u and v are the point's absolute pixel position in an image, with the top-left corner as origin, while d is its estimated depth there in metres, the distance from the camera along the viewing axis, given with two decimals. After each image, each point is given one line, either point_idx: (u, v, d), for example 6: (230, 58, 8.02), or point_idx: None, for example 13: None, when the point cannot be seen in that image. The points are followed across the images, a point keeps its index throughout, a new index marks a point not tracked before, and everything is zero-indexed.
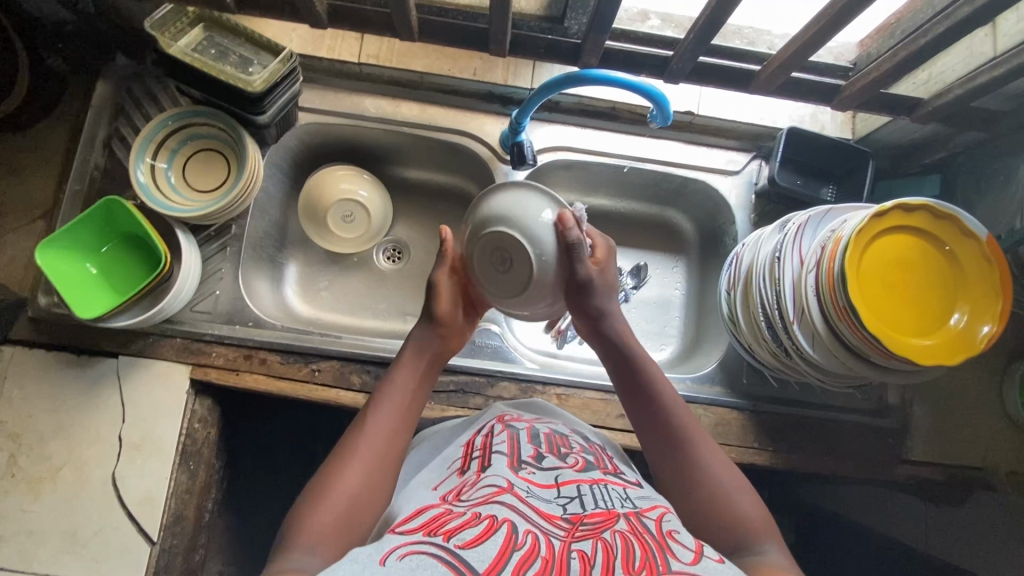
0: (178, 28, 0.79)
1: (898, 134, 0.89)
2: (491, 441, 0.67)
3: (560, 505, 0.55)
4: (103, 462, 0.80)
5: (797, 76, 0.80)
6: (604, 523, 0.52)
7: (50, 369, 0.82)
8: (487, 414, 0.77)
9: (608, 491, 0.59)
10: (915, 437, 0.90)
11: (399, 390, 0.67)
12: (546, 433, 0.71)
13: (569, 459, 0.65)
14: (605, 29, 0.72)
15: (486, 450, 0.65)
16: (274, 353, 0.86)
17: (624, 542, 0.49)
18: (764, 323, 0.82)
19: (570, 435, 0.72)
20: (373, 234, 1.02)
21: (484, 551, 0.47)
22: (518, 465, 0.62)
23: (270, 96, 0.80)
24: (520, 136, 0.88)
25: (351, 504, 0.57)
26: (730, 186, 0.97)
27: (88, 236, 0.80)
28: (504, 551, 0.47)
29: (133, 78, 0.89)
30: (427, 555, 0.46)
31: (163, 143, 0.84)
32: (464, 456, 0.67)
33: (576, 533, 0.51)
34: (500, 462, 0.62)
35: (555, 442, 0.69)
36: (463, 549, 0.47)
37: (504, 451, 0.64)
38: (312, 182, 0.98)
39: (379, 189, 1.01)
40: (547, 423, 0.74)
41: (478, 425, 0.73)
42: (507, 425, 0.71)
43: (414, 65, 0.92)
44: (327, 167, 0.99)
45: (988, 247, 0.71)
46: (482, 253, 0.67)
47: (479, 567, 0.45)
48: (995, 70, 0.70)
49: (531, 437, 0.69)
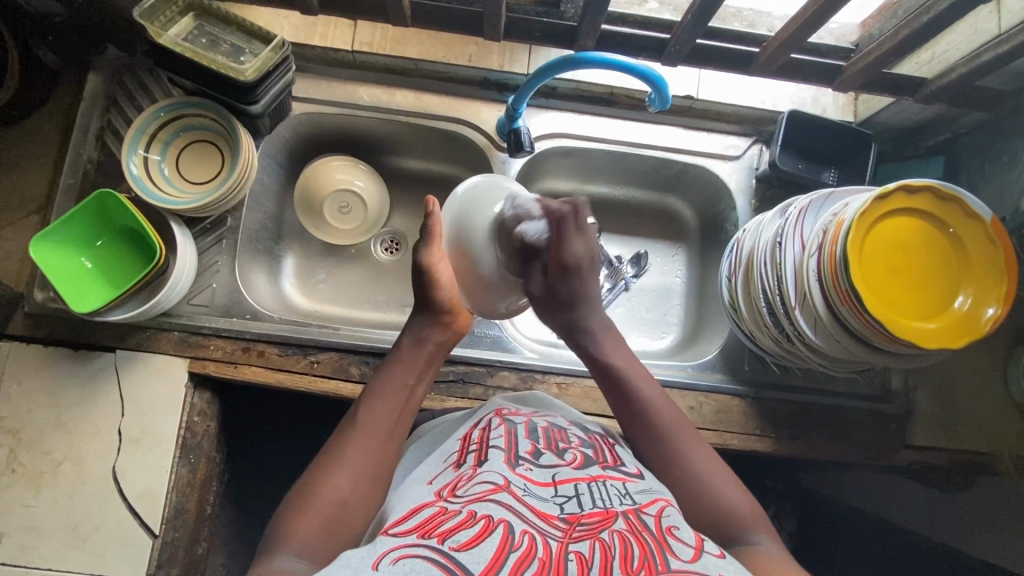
0: (168, 17, 0.78)
1: (900, 116, 0.88)
2: (488, 435, 0.67)
3: (558, 504, 0.55)
4: (104, 457, 0.80)
5: (798, 57, 0.79)
6: (602, 522, 0.52)
7: (49, 364, 0.82)
8: (486, 408, 0.76)
9: (606, 487, 0.58)
10: (919, 422, 0.89)
11: (390, 394, 0.66)
12: (544, 427, 0.70)
13: (567, 456, 0.64)
14: (601, 12, 0.71)
15: (483, 445, 0.65)
16: (272, 346, 0.85)
17: (622, 541, 0.49)
18: (765, 308, 0.81)
19: (569, 428, 0.72)
20: (361, 233, 1.02)
21: (481, 553, 0.46)
22: (515, 461, 0.61)
23: (264, 85, 0.78)
24: (517, 123, 0.87)
25: (343, 511, 0.56)
26: (729, 172, 0.95)
27: (83, 230, 0.79)
28: (500, 553, 0.47)
29: (125, 69, 0.89)
30: (421, 559, 0.45)
31: (156, 135, 0.83)
32: (461, 450, 0.67)
33: (573, 533, 0.50)
34: (497, 457, 0.62)
35: (553, 436, 0.68)
36: (458, 552, 0.46)
37: (501, 447, 0.64)
38: (318, 164, 0.98)
39: (378, 194, 1.02)
40: (546, 416, 0.74)
41: (476, 419, 0.73)
42: (505, 419, 0.71)
43: (409, 52, 0.91)
44: (337, 155, 0.98)
45: (993, 228, 0.70)
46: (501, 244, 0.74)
47: (475, 569, 0.45)
48: (999, 48, 0.68)
49: (529, 432, 0.68)
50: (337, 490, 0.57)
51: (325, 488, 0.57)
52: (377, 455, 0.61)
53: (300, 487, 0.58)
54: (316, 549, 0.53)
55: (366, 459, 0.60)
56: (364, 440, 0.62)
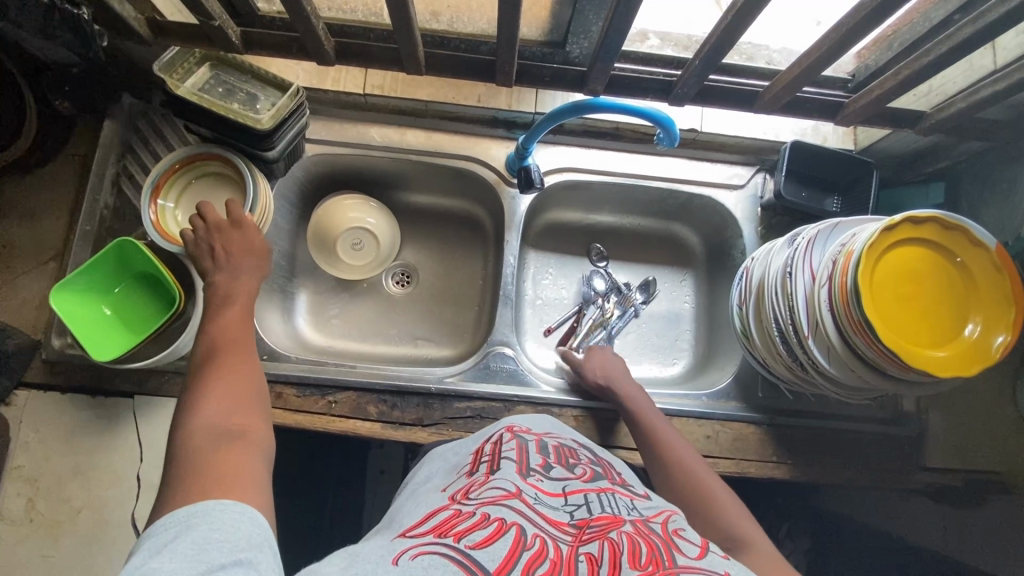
0: (186, 68, 0.78)
1: (898, 145, 0.91)
2: (500, 448, 0.68)
3: (567, 513, 0.55)
4: (123, 503, 0.80)
5: (802, 94, 0.81)
6: (610, 525, 0.53)
7: (67, 412, 0.82)
8: (497, 426, 0.77)
9: (615, 499, 0.60)
10: (931, 444, 0.91)
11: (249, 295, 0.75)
12: (555, 444, 0.72)
13: (577, 470, 0.66)
14: (611, 59, 0.73)
15: (496, 457, 0.66)
16: (290, 387, 0.85)
17: (630, 541, 0.50)
18: (778, 338, 0.82)
19: (578, 448, 0.73)
20: (366, 271, 1.02)
21: (495, 551, 0.47)
22: (526, 472, 0.62)
23: (279, 131, 0.81)
24: (527, 161, 0.89)
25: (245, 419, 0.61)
26: (735, 201, 0.98)
27: (102, 278, 0.80)
28: (514, 551, 0.47)
29: (141, 115, 0.91)
30: (438, 556, 0.46)
31: (169, 183, 0.83)
32: (473, 462, 0.68)
33: (583, 537, 0.51)
34: (509, 467, 0.62)
35: (563, 453, 0.70)
36: (473, 549, 0.47)
37: (513, 459, 0.65)
38: (331, 201, 0.99)
39: (386, 232, 1.02)
40: (556, 436, 0.75)
41: (488, 435, 0.74)
42: (516, 434, 0.72)
43: (419, 95, 0.92)
44: (348, 194, 1.00)
45: (997, 256, 0.71)
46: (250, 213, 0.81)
47: (490, 567, 0.46)
48: (997, 84, 0.70)
49: (539, 448, 0.69)
50: (227, 401, 0.61)
51: (212, 406, 0.60)
52: (249, 368, 0.67)
53: (176, 423, 0.59)
54: (232, 467, 0.55)
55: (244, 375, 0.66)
56: (231, 363, 0.66)
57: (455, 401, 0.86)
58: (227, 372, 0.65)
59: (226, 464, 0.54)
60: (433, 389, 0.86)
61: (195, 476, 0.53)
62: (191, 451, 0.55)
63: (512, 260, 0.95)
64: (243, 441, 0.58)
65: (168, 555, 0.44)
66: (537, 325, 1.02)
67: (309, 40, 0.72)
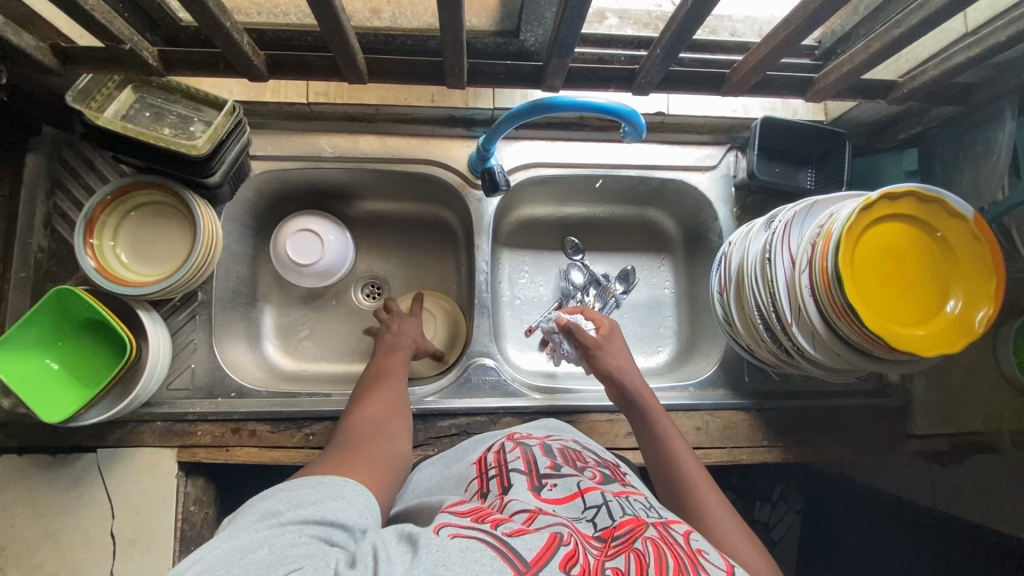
0: (104, 93, 0.72)
1: (869, 113, 0.88)
2: (505, 458, 0.64)
3: (590, 522, 0.52)
4: (99, 562, 0.76)
5: (769, 73, 0.77)
6: (634, 532, 0.50)
7: (26, 475, 0.77)
8: (494, 434, 0.74)
9: (632, 501, 0.57)
10: (918, 411, 0.91)
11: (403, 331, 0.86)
12: (559, 447, 0.69)
13: (586, 471, 0.63)
14: (568, 55, 0.69)
15: (503, 468, 0.62)
16: (263, 423, 0.82)
17: (656, 550, 0.47)
18: (762, 326, 0.80)
19: (583, 450, 0.70)
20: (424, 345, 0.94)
21: (531, 542, 0.45)
22: (538, 483, 0.58)
23: (218, 155, 0.74)
24: (490, 162, 0.84)
25: (384, 422, 0.68)
26: (707, 182, 0.95)
27: (43, 330, 0.74)
28: (551, 544, 0.45)
29: (65, 146, 0.83)
30: (476, 539, 0.44)
31: (99, 218, 0.76)
32: (479, 476, 0.63)
33: (608, 550, 0.47)
34: (520, 481, 0.58)
35: (570, 456, 0.67)
36: (510, 537, 0.45)
37: (521, 470, 0.61)
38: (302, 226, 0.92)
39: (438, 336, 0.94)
40: (558, 439, 0.72)
41: (488, 443, 0.70)
42: (518, 442, 0.68)
43: (368, 99, 0.87)
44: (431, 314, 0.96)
45: (977, 226, 0.69)
46: (295, 248, 0.91)
47: (527, 555, 0.43)
48: (969, 50, 0.68)
49: (545, 451, 0.66)
50: (378, 407, 0.70)
51: (357, 416, 0.68)
52: (387, 388, 0.74)
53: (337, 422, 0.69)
54: None
55: (382, 394, 0.72)
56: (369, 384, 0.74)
57: (439, 420, 0.84)
58: (369, 390, 0.73)
59: (361, 455, 0.60)
60: (414, 409, 0.83)
61: (333, 455, 0.60)
62: (340, 440, 0.63)
63: (485, 265, 0.91)
64: (381, 439, 0.64)
65: (284, 498, 0.47)
66: (517, 327, 0.99)
67: (235, 57, 0.66)
